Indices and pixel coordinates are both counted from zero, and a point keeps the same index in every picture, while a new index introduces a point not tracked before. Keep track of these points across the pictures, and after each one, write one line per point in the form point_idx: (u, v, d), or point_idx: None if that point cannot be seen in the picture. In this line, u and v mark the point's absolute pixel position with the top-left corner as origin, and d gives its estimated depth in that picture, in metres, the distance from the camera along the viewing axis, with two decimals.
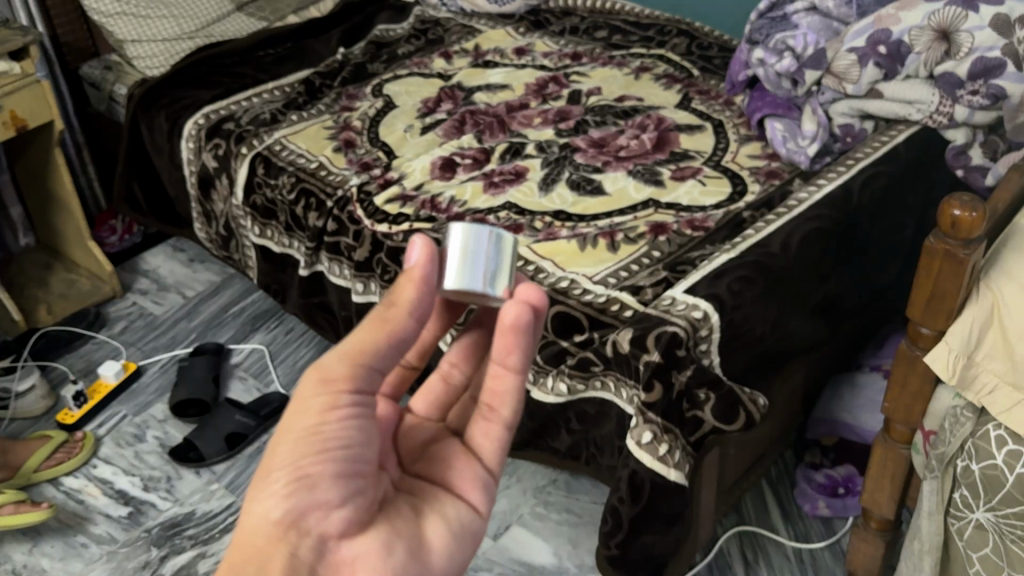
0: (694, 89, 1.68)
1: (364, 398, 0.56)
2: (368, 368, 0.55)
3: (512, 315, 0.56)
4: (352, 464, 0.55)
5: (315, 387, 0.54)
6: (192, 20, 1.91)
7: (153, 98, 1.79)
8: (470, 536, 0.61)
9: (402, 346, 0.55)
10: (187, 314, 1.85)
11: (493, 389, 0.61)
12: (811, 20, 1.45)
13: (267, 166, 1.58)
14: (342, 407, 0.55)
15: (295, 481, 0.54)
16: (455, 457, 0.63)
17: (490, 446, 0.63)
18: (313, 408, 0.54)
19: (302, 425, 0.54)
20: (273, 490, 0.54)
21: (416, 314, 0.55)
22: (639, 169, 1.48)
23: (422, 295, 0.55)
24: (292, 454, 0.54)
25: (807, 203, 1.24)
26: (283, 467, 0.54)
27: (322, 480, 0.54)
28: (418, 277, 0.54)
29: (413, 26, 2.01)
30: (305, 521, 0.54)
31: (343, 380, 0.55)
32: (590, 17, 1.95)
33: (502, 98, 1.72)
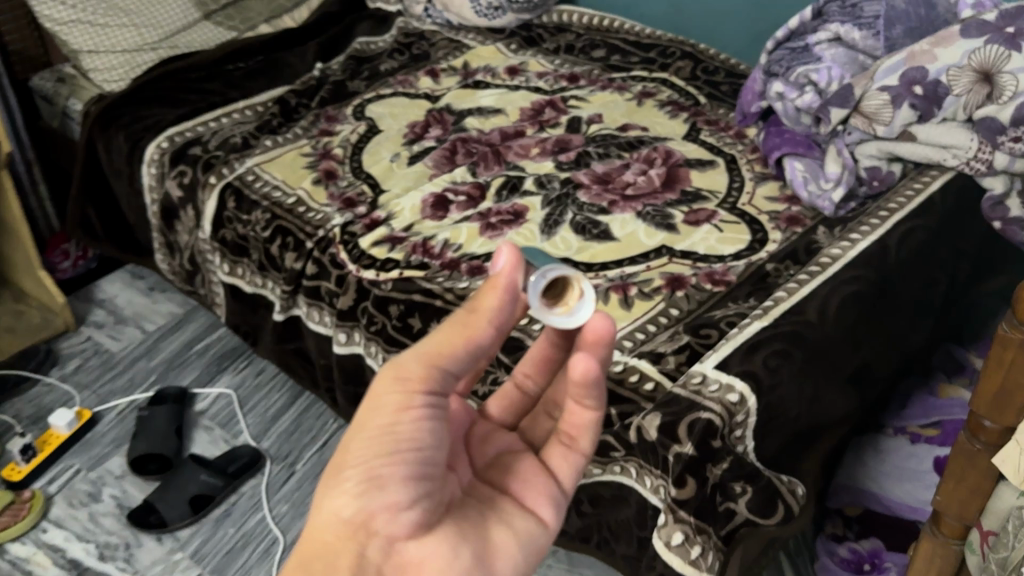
0: (702, 119, 1.57)
1: (436, 400, 0.63)
2: (443, 371, 0.62)
3: (581, 365, 0.65)
4: (419, 468, 0.62)
5: (393, 388, 0.61)
6: (154, 29, 1.75)
7: (111, 116, 1.63)
8: (533, 544, 0.70)
9: (476, 352, 0.63)
10: (147, 352, 1.70)
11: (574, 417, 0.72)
12: (835, 53, 1.35)
13: (238, 198, 1.43)
14: (416, 407, 0.62)
15: (368, 481, 0.61)
16: (526, 470, 0.73)
17: (564, 467, 0.73)
18: (388, 407, 0.61)
19: (378, 422, 0.61)
20: (344, 490, 0.61)
21: (496, 323, 0.62)
22: (651, 212, 1.35)
23: (504, 302, 0.62)
24: (368, 453, 0.61)
25: (841, 261, 1.13)
26: (359, 467, 0.61)
27: (391, 481, 0.61)
28: (504, 285, 0.62)
29: (396, 39, 1.88)
30: (375, 520, 0.62)
31: (419, 380, 0.61)
32: (587, 34, 1.83)
33: (496, 124, 1.59)
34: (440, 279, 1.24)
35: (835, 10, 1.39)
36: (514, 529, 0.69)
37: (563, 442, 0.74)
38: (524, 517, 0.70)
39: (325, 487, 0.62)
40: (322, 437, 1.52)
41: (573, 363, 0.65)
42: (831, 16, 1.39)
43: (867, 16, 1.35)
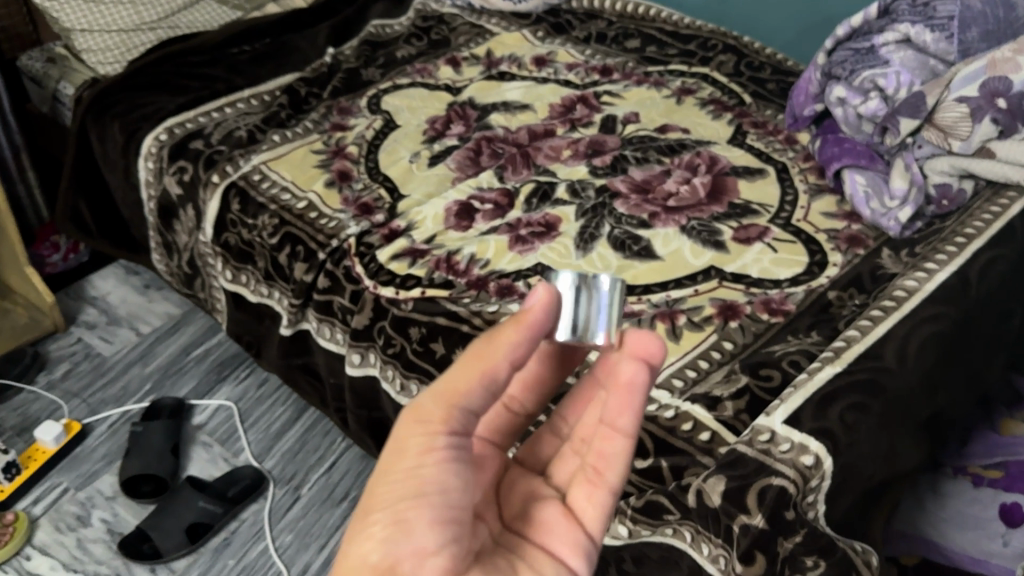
0: (748, 121, 1.45)
1: (459, 440, 0.54)
2: (463, 410, 0.53)
3: (628, 373, 0.58)
4: (449, 512, 0.54)
5: (413, 424, 0.54)
6: (154, 7, 1.61)
7: (106, 103, 1.50)
8: None
9: (493, 388, 0.54)
10: (142, 357, 1.59)
11: (600, 449, 0.63)
12: (906, 56, 1.21)
13: (243, 200, 1.31)
14: (440, 449, 0.53)
15: (394, 525, 0.53)
16: (556, 517, 0.62)
17: (594, 511, 0.63)
18: (410, 448, 0.54)
19: (401, 466, 0.53)
20: (370, 534, 0.53)
21: (513, 359, 0.53)
22: (697, 227, 1.24)
23: (526, 339, 0.52)
24: (393, 497, 0.53)
25: (918, 295, 1.01)
26: (386, 510, 0.53)
27: (418, 525, 0.53)
28: (532, 322, 0.53)
29: (413, 22, 1.75)
30: (401, 568, 0.53)
31: (440, 419, 0.54)
32: (619, 23, 1.70)
33: (523, 121, 1.47)
34: (468, 302, 1.12)
35: (906, 8, 1.25)
36: None
37: (589, 480, 0.63)
38: (552, 567, 0.60)
39: (354, 529, 0.54)
40: (329, 458, 1.40)
41: (618, 369, 0.59)
42: (902, 14, 1.25)
43: (940, 16, 1.21)
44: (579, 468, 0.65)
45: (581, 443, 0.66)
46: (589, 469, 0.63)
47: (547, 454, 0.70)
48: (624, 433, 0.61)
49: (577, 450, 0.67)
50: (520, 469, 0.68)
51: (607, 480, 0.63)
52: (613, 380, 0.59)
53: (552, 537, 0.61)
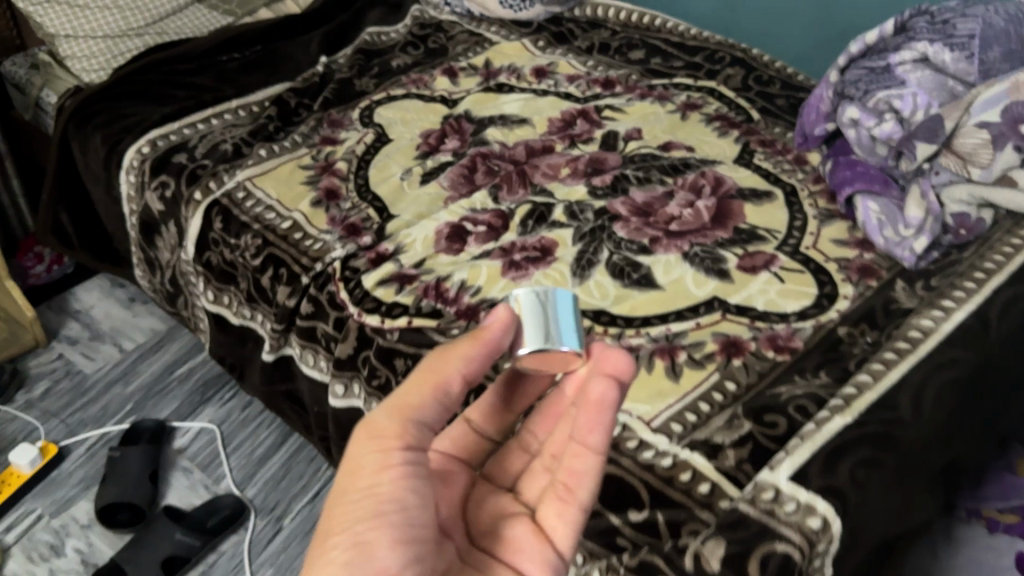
0: (755, 139, 1.38)
1: (415, 455, 0.61)
2: (417, 423, 0.62)
3: (600, 392, 0.62)
4: (408, 531, 0.60)
5: (370, 446, 0.61)
6: (140, 13, 1.55)
7: (88, 113, 1.45)
8: None
9: (445, 401, 0.63)
10: (124, 375, 1.54)
11: (570, 467, 0.66)
12: (922, 76, 1.15)
13: (226, 218, 1.25)
14: (395, 466, 0.60)
15: (353, 548, 0.58)
16: (525, 536, 0.67)
17: (562, 528, 0.67)
18: (368, 467, 0.60)
19: (360, 486, 0.60)
20: (332, 560, 0.58)
21: (466, 373, 0.63)
22: (700, 254, 1.17)
23: (478, 354, 0.63)
24: (352, 518, 0.59)
25: (934, 337, 0.96)
26: (345, 533, 0.59)
27: (377, 547, 0.58)
28: (486, 340, 0.63)
29: (410, 30, 1.69)
30: None
31: (394, 436, 0.61)
32: (624, 33, 1.64)
33: (520, 136, 1.41)
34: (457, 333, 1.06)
35: (924, 26, 1.20)
36: None
37: (559, 497, 0.67)
38: None
39: (314, 556, 0.59)
40: (313, 487, 1.35)
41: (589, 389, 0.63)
42: (919, 32, 1.19)
43: (960, 35, 1.15)
44: (549, 485, 0.69)
45: (551, 460, 0.71)
46: (559, 485, 0.67)
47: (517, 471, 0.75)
48: (594, 450, 0.65)
49: (547, 467, 0.72)
50: (488, 485, 0.74)
51: (576, 499, 0.66)
52: (583, 398, 0.63)
53: (521, 556, 0.66)
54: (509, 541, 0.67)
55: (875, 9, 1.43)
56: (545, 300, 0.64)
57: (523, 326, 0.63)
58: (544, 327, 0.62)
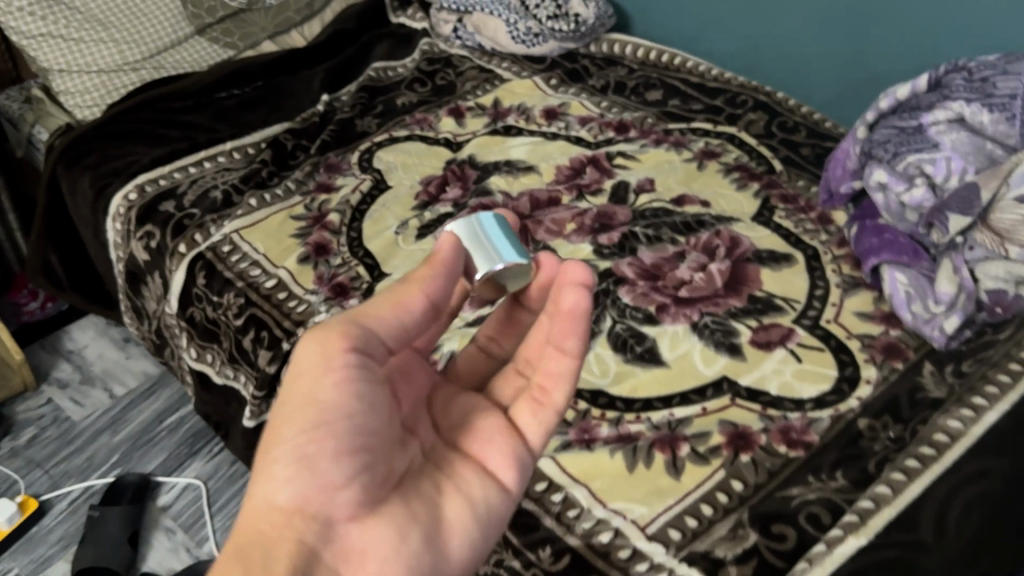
0: (776, 193, 1.29)
1: (362, 361, 0.60)
2: (369, 333, 0.60)
3: (572, 302, 0.66)
4: (356, 441, 0.60)
5: (312, 351, 0.59)
6: (137, 46, 1.50)
7: (78, 152, 1.39)
8: (494, 515, 0.67)
9: (405, 322, 0.61)
10: (113, 423, 1.48)
11: (546, 369, 0.71)
12: (958, 138, 1.07)
13: (210, 273, 1.19)
14: (339, 371, 0.59)
15: (297, 463, 0.58)
16: (493, 430, 0.70)
17: (534, 427, 0.71)
18: (309, 380, 0.58)
19: (301, 397, 0.59)
20: (277, 476, 0.59)
21: (428, 293, 0.61)
22: (710, 325, 1.09)
23: (440, 275, 0.61)
24: (296, 430, 0.58)
25: (962, 442, 0.91)
26: (287, 447, 0.59)
27: (322, 460, 0.58)
28: (443, 260, 0.61)
29: (418, 65, 1.62)
30: (312, 505, 0.59)
31: (337, 339, 0.59)
32: (641, 71, 1.56)
33: (526, 185, 1.33)
34: None
35: (960, 83, 1.11)
36: (469, 497, 0.66)
37: (533, 399, 0.72)
38: (481, 483, 0.67)
39: (259, 474, 0.60)
40: None
41: (560, 299, 0.67)
42: (955, 89, 1.10)
43: (999, 94, 1.07)
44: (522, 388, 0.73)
45: (521, 365, 0.75)
46: (535, 389, 0.72)
47: (480, 373, 0.79)
48: (571, 354, 0.69)
49: (517, 371, 0.75)
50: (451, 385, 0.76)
51: (552, 403, 0.71)
52: (555, 307, 0.67)
53: (487, 449, 0.69)
54: (475, 435, 0.70)
55: (914, 59, 1.34)
56: (475, 226, 0.65)
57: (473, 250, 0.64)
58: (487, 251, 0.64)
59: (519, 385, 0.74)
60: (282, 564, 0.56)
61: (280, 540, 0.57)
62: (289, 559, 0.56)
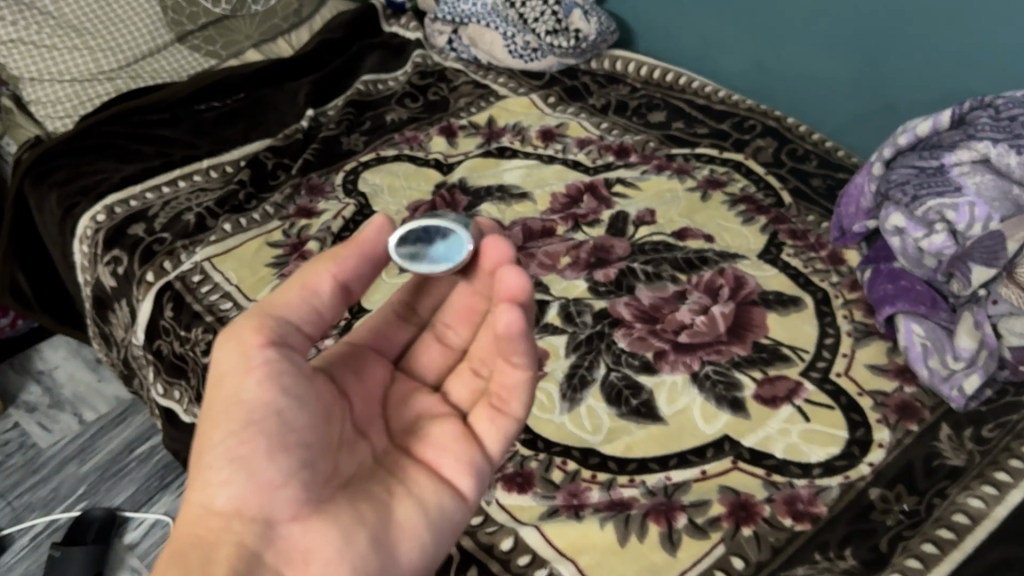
0: (785, 228, 1.22)
1: (280, 352, 0.61)
2: (282, 320, 0.63)
3: (505, 322, 0.60)
4: (285, 439, 0.60)
5: (229, 352, 0.61)
6: (113, 54, 1.42)
7: (45, 168, 1.31)
8: (448, 521, 0.66)
9: (316, 305, 0.64)
10: (80, 452, 1.41)
11: (502, 379, 0.67)
12: (982, 182, 1.01)
13: (178, 305, 1.12)
14: (258, 365, 0.60)
15: (232, 464, 0.59)
16: (448, 438, 0.68)
17: (492, 434, 0.68)
18: (232, 376, 0.60)
19: (225, 395, 0.60)
20: (214, 481, 0.59)
21: (337, 274, 0.64)
22: (711, 376, 1.01)
23: (351, 260, 0.64)
24: (228, 431, 0.60)
25: (983, 524, 0.84)
26: (220, 450, 0.60)
27: (256, 460, 0.59)
28: (361, 243, 0.64)
29: (410, 78, 1.54)
30: (249, 507, 0.59)
31: (254, 336, 0.61)
32: (644, 90, 1.49)
33: (519, 214, 1.26)
34: None
35: (986, 121, 1.04)
36: (419, 504, 0.65)
37: (492, 405, 0.69)
38: (435, 491, 0.66)
39: (198, 480, 0.60)
40: None
41: (497, 317, 0.60)
42: (980, 128, 1.04)
43: None
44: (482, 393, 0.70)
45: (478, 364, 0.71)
46: (492, 397, 0.69)
47: (442, 365, 0.75)
48: (522, 366, 0.65)
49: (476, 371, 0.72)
50: (408, 379, 0.74)
51: (511, 412, 0.68)
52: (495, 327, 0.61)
53: (442, 456, 0.68)
54: (430, 442, 0.68)
55: (930, 99, 1.28)
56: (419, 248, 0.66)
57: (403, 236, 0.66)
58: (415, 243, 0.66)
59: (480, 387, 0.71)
60: (220, 566, 0.56)
61: (218, 544, 0.57)
62: (228, 561, 0.56)
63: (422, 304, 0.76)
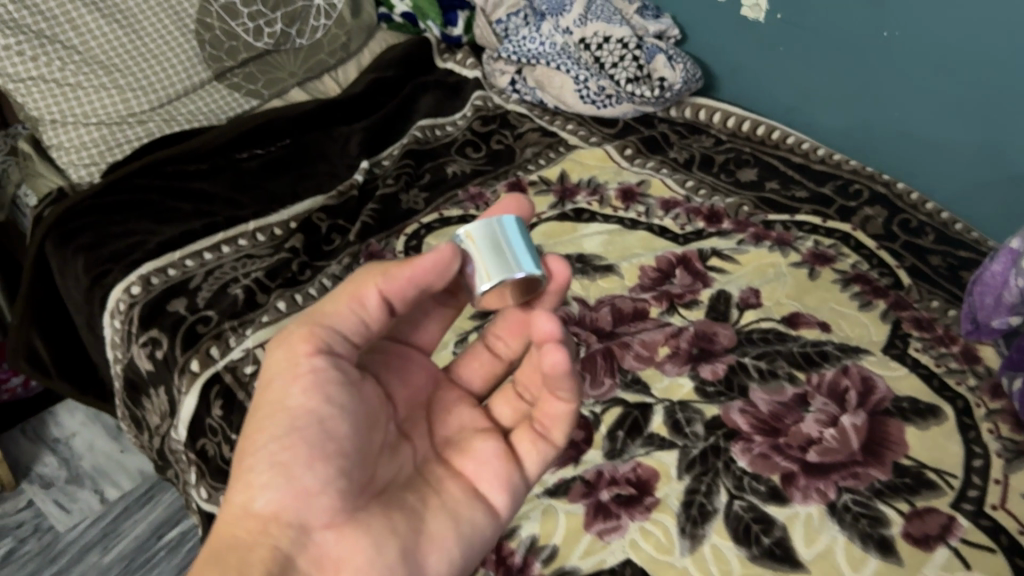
0: (908, 316, 1.09)
1: (332, 361, 0.58)
2: (331, 329, 0.58)
3: (550, 363, 0.58)
4: (329, 449, 0.56)
5: (279, 356, 0.57)
6: (144, 94, 1.27)
7: (70, 228, 1.16)
8: (477, 538, 0.63)
9: (366, 318, 0.59)
10: (103, 538, 1.27)
11: (545, 407, 0.66)
12: None
13: (228, 403, 0.97)
14: (305, 373, 0.57)
15: (273, 469, 0.55)
16: (484, 453, 0.66)
17: (531, 457, 0.66)
18: (280, 378, 0.57)
19: (273, 399, 0.57)
20: (253, 482, 0.55)
21: (384, 291, 0.58)
22: (851, 508, 0.87)
23: (401, 282, 0.57)
24: (270, 437, 0.56)
25: None
26: (264, 453, 0.56)
27: (298, 466, 0.55)
28: (416, 267, 0.57)
29: (470, 123, 1.40)
30: (287, 513, 0.55)
31: (304, 343, 0.57)
32: (731, 143, 1.36)
33: (606, 291, 1.13)
34: None
35: None
36: (453, 517, 0.62)
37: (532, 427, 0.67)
38: (468, 506, 0.63)
39: (236, 480, 0.56)
40: None
41: (544, 356, 0.58)
42: None
43: None
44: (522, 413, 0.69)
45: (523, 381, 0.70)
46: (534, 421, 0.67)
47: (489, 372, 0.72)
48: (565, 400, 0.64)
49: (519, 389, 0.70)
50: (452, 383, 0.71)
51: (552, 437, 0.66)
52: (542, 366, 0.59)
53: (478, 472, 0.65)
54: (468, 455, 0.66)
55: None
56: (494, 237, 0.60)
57: (471, 260, 0.60)
58: (503, 256, 0.59)
59: (521, 405, 0.69)
60: (254, 570, 0.52)
61: (254, 547, 0.54)
62: (262, 566, 0.53)
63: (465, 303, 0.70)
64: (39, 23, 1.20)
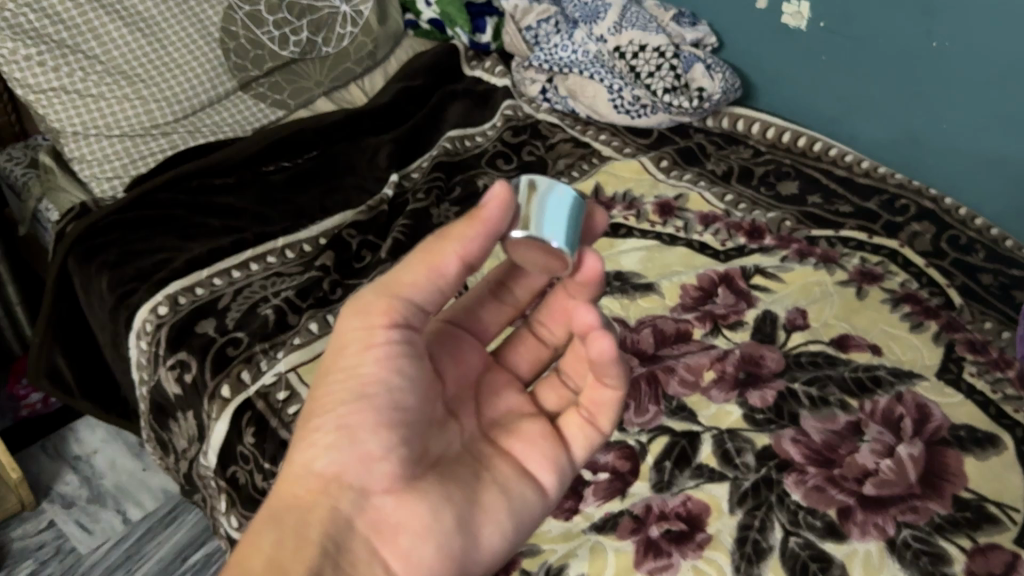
0: (962, 338, 1.05)
1: (403, 334, 0.56)
2: (406, 300, 0.55)
3: (598, 351, 0.58)
4: (394, 416, 0.55)
5: (353, 323, 0.55)
6: (168, 105, 1.24)
7: (94, 245, 1.13)
8: (528, 514, 0.62)
9: (444, 286, 0.55)
10: (127, 561, 1.25)
11: (592, 395, 0.64)
12: None
13: (260, 429, 0.94)
14: (379, 346, 0.55)
15: (338, 432, 0.54)
16: (535, 434, 0.64)
17: (578, 442, 0.65)
18: (351, 343, 0.55)
19: (342, 364, 0.55)
20: (316, 442, 0.55)
21: (464, 256, 0.54)
22: (912, 544, 0.83)
23: (481, 241, 0.53)
24: (336, 402, 0.55)
25: None
26: (331, 417, 0.55)
27: (363, 430, 0.54)
28: (486, 219, 0.53)
29: (501, 133, 1.37)
30: (350, 474, 0.54)
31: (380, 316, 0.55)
32: (770, 155, 1.33)
33: (646, 311, 1.09)
34: None
35: None
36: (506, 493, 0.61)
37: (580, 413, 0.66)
38: (520, 483, 0.62)
39: (300, 443, 0.56)
40: None
41: (595, 342, 0.58)
42: None
43: None
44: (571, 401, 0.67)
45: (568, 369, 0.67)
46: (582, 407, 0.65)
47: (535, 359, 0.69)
48: (612, 386, 0.62)
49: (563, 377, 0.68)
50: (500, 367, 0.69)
51: (598, 424, 0.65)
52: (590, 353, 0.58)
53: (528, 452, 0.63)
54: (519, 436, 0.64)
55: None
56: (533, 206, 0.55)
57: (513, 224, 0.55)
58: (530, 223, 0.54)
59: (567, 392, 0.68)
60: (314, 530, 0.51)
61: (314, 508, 0.53)
62: (321, 524, 0.52)
63: (517, 284, 0.67)
64: (59, 32, 1.16)
